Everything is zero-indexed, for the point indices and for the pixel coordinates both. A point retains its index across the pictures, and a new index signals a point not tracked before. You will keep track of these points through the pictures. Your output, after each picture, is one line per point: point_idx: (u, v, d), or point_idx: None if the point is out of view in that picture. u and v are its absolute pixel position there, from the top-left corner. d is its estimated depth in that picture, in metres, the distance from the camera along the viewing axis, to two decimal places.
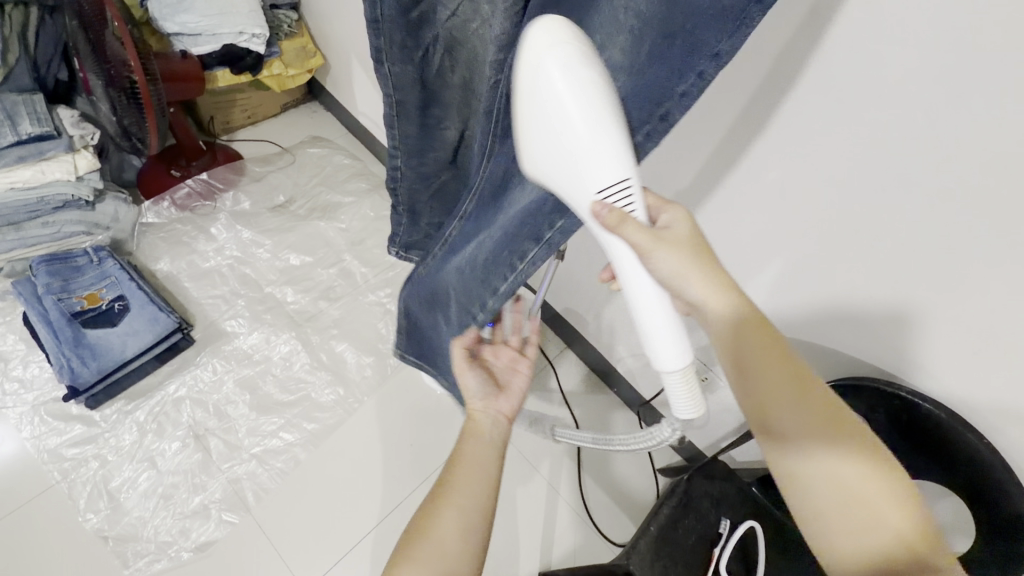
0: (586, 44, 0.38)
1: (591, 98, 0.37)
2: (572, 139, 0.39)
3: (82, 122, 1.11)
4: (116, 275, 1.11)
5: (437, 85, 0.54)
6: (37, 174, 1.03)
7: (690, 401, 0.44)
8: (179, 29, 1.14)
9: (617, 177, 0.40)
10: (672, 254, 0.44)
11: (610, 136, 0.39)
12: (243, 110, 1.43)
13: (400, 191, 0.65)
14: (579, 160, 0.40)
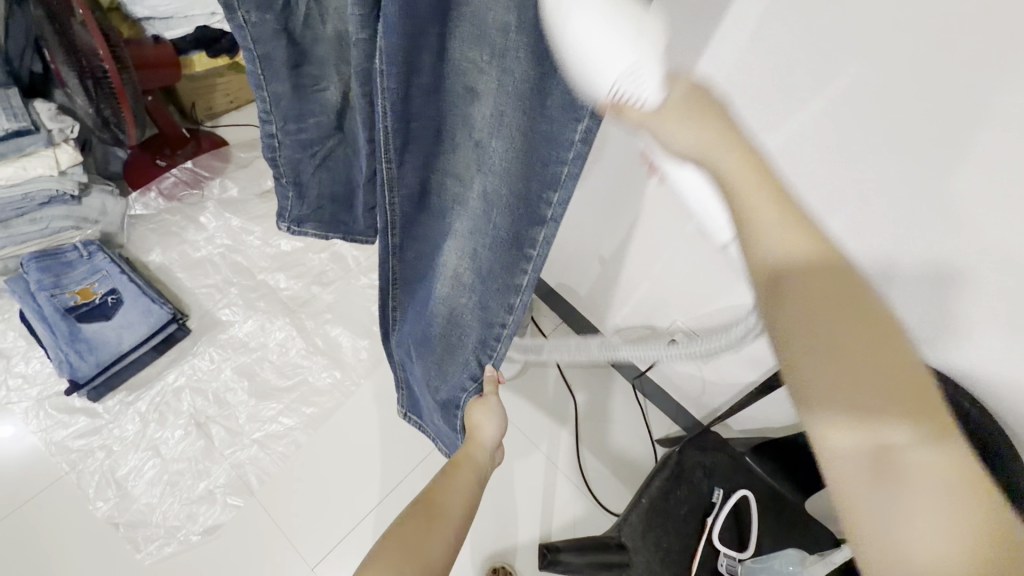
0: None
1: (598, 20, 0.31)
2: (580, 40, 0.32)
3: (60, 115, 1.09)
4: (107, 269, 1.11)
5: (308, 41, 0.50)
6: (20, 170, 1.02)
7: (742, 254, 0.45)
8: (150, 13, 1.11)
9: (626, 66, 0.32)
10: (676, 125, 0.35)
11: (618, 29, 0.32)
12: (223, 93, 1.39)
13: (281, 161, 0.59)
14: (597, 63, 0.32)
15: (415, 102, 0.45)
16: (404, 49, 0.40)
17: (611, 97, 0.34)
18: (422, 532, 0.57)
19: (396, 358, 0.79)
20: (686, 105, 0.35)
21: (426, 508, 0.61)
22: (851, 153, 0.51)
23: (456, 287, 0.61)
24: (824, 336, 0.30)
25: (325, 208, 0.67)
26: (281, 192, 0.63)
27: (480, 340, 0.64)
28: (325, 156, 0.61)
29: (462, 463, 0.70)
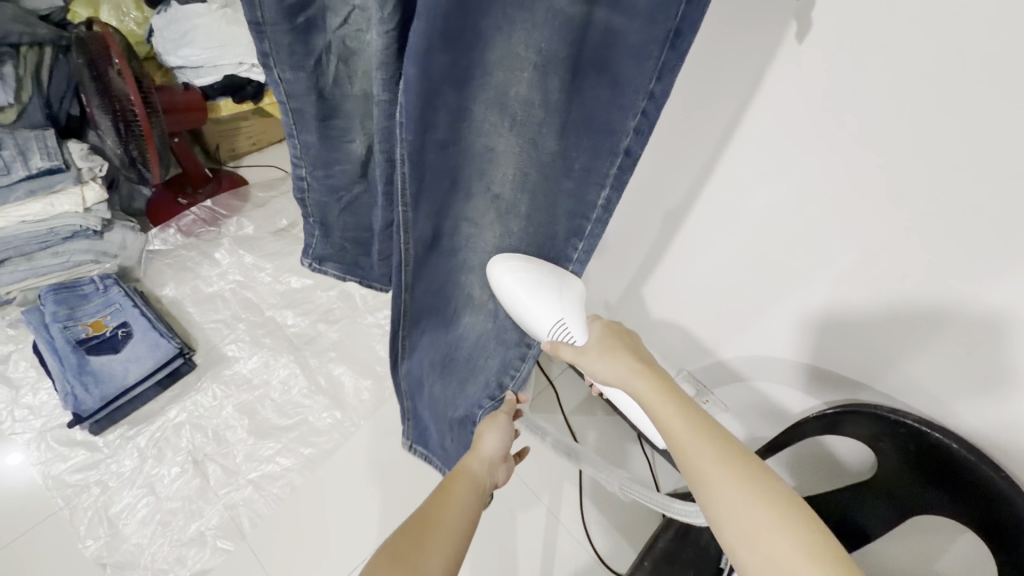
0: (527, 265, 0.55)
1: (535, 290, 0.55)
2: (509, 306, 0.58)
3: (90, 155, 1.15)
4: (121, 302, 1.13)
5: (336, 96, 0.51)
6: (46, 208, 1.07)
7: None
8: (181, 62, 1.18)
9: (551, 319, 0.56)
10: (601, 359, 0.53)
11: (549, 309, 0.56)
12: (247, 137, 1.46)
13: (309, 205, 0.60)
14: (526, 319, 0.58)
15: (427, 154, 0.48)
16: (421, 114, 0.44)
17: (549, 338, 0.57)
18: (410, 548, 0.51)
19: (406, 389, 0.81)
20: (614, 348, 0.53)
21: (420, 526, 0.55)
22: (854, 201, 0.50)
23: (476, 314, 0.68)
24: (736, 503, 0.43)
25: (339, 251, 0.66)
26: (307, 227, 0.63)
27: (501, 365, 0.69)
28: (341, 193, 0.59)
29: (458, 479, 0.63)
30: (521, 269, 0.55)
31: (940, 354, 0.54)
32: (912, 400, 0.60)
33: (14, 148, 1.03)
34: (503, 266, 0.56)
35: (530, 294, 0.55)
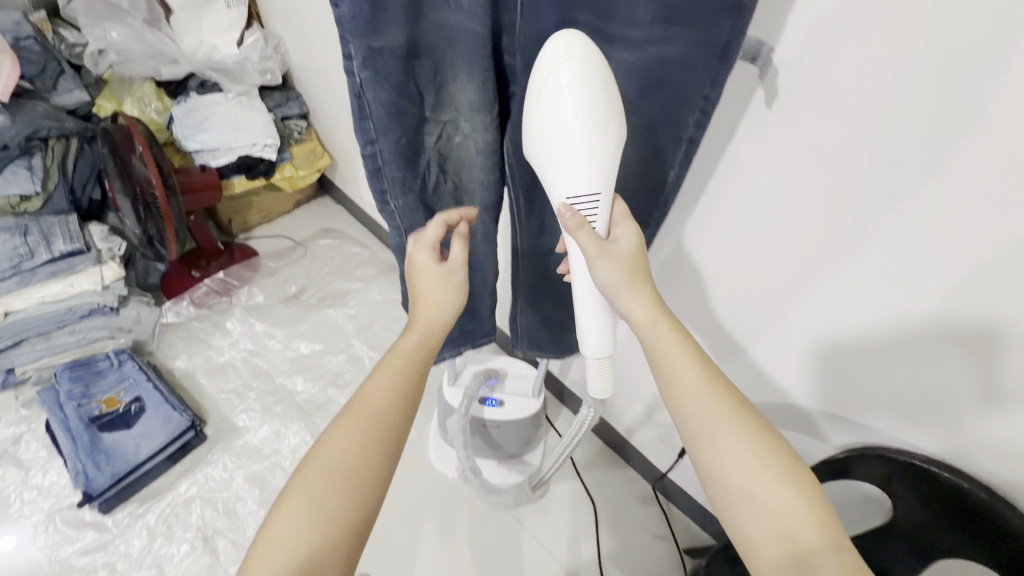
0: (590, 73, 0.42)
1: (583, 125, 0.43)
2: (546, 128, 0.44)
3: (110, 236, 1.21)
4: (134, 377, 1.15)
5: (434, 199, 0.65)
6: (66, 288, 1.12)
7: (601, 384, 0.58)
8: (199, 146, 1.25)
9: (586, 188, 0.46)
10: (611, 268, 0.51)
11: (597, 161, 0.45)
12: (259, 211, 1.53)
13: (421, 308, 0.76)
14: (553, 156, 0.46)
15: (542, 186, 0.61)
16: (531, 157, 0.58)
17: (573, 205, 0.47)
18: (364, 474, 0.50)
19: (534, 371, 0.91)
20: (634, 268, 0.52)
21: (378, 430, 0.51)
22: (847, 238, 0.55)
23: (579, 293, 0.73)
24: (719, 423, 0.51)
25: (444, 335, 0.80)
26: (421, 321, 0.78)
27: None
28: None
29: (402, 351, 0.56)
30: (590, 88, 0.42)
31: (944, 387, 0.56)
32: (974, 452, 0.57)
33: (39, 235, 1.09)
34: (564, 69, 0.42)
35: (584, 131, 0.43)
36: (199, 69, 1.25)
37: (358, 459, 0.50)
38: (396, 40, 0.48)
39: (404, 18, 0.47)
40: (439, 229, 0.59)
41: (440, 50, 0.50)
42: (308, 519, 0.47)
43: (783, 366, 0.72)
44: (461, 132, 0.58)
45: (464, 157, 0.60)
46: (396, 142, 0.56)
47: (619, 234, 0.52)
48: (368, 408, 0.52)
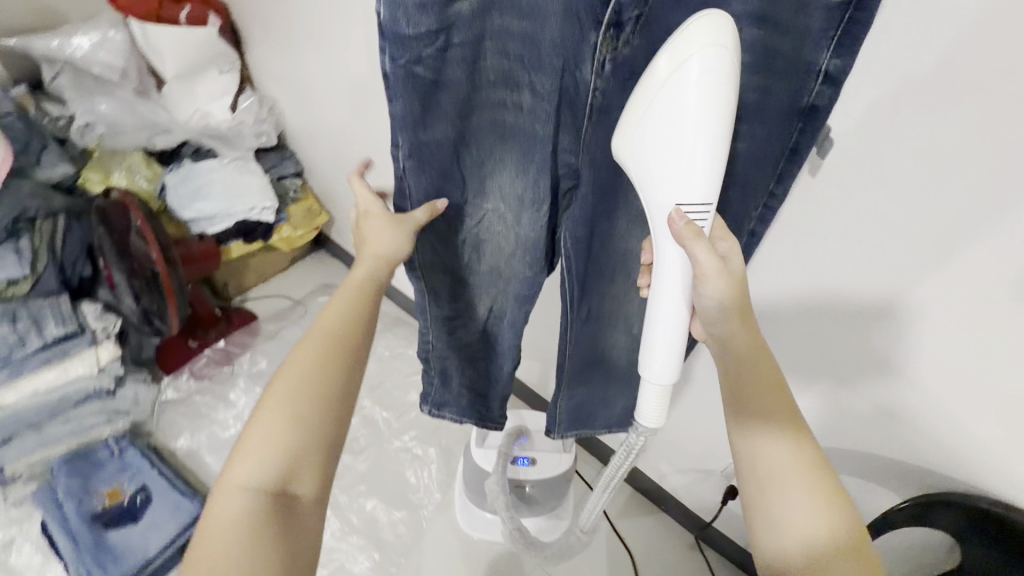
0: (732, 67, 0.41)
1: (712, 123, 0.43)
2: (666, 122, 0.43)
3: (105, 313, 1.14)
4: (138, 464, 1.08)
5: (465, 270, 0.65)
6: (60, 374, 1.05)
7: (656, 409, 0.57)
8: (196, 215, 1.22)
9: (701, 197, 0.46)
10: (725, 286, 0.49)
11: (716, 163, 0.45)
12: (254, 272, 1.48)
13: (432, 360, 0.73)
14: (670, 152, 0.45)
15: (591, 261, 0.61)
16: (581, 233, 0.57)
17: (688, 215, 0.47)
18: (324, 393, 0.52)
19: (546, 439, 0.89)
20: (737, 290, 0.50)
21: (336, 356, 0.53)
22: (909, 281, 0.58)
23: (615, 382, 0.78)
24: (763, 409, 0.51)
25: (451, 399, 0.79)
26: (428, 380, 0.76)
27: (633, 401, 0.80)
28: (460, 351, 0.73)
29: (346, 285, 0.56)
30: (725, 87, 0.41)
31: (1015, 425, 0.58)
32: (932, 448, 0.67)
33: (29, 320, 1.03)
34: (703, 59, 0.40)
35: (711, 133, 0.43)
36: (194, 136, 1.24)
37: (313, 381, 0.51)
38: (443, 134, 0.51)
39: (451, 118, 0.51)
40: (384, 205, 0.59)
41: (483, 141, 0.53)
42: (265, 447, 0.49)
43: (835, 409, 0.74)
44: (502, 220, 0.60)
45: (498, 239, 0.61)
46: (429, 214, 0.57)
47: (725, 249, 0.50)
48: (323, 334, 0.54)
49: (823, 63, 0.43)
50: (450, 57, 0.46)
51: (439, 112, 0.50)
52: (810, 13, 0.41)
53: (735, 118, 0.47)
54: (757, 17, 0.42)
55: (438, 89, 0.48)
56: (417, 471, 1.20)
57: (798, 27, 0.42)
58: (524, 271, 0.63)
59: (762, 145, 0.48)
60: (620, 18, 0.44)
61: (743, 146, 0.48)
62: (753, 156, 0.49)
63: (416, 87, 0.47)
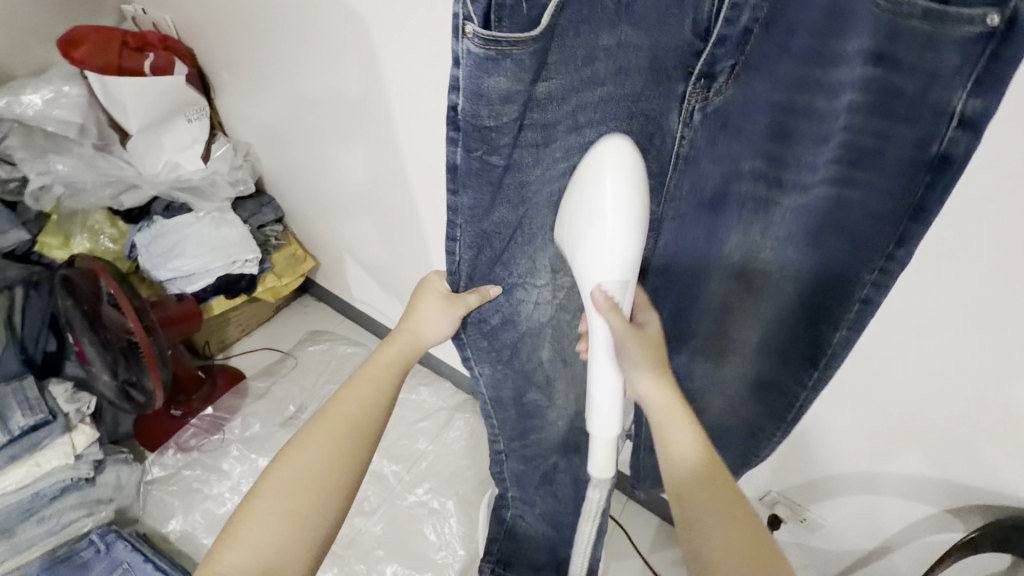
0: (639, 177, 0.46)
1: (626, 216, 0.46)
2: (584, 214, 0.48)
3: (76, 393, 1.04)
4: (128, 560, 0.98)
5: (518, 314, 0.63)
6: (32, 469, 0.94)
7: (605, 463, 0.59)
8: (173, 274, 1.13)
9: (618, 276, 0.49)
10: (642, 349, 0.53)
11: (629, 250, 0.48)
12: (237, 326, 1.37)
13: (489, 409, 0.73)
14: (585, 239, 0.49)
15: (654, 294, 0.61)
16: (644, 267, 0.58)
17: (606, 292, 0.50)
18: (331, 480, 0.53)
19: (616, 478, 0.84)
20: (653, 352, 0.54)
21: (351, 440, 0.55)
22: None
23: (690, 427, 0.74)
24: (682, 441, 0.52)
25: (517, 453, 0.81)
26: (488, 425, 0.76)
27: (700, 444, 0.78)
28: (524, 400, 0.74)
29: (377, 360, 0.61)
30: (631, 184, 0.46)
31: None
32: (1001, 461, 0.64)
33: None
34: (610, 168, 0.46)
35: (622, 226, 0.47)
36: (164, 190, 1.14)
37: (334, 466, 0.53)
38: (503, 217, 0.53)
39: (515, 200, 0.52)
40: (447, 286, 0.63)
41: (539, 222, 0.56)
42: (271, 516, 0.50)
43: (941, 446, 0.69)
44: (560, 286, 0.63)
45: (554, 305, 0.65)
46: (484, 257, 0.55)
47: (642, 319, 0.57)
48: (343, 417, 0.56)
49: (957, 105, 0.38)
50: (522, 147, 0.48)
51: (505, 193, 0.51)
52: (940, 52, 0.37)
53: (845, 165, 0.45)
54: (874, 56, 0.39)
55: (508, 174, 0.49)
56: (436, 527, 1.13)
57: (927, 70, 0.38)
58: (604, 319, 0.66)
59: (880, 197, 0.44)
60: (714, 68, 0.45)
61: (854, 193, 0.46)
62: (873, 210, 0.45)
63: (487, 176, 0.48)
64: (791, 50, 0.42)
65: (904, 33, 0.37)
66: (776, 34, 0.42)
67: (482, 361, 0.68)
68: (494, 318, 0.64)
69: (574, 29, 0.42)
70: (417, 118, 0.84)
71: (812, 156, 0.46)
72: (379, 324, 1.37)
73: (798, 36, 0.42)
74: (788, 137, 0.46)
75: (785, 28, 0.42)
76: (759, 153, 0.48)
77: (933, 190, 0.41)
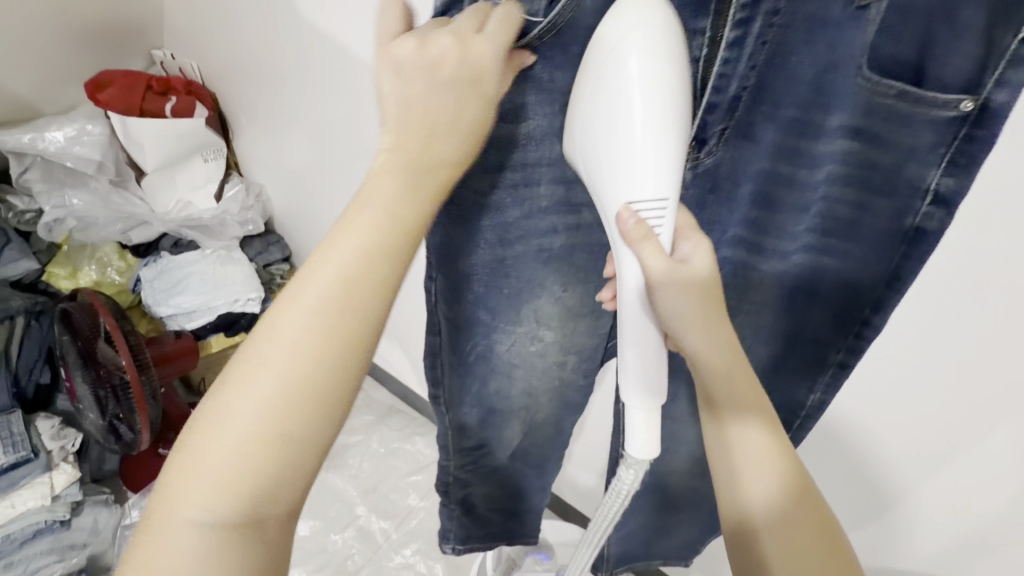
0: (674, 23, 0.34)
1: (659, 100, 0.34)
2: (611, 119, 0.35)
3: (63, 429, 1.04)
4: None
5: (491, 370, 0.59)
6: (6, 509, 0.92)
7: (646, 438, 0.39)
8: (173, 310, 1.13)
9: (657, 193, 0.35)
10: (682, 295, 0.38)
11: (662, 144, 0.34)
12: (235, 363, 1.31)
13: (452, 492, 0.70)
14: (615, 152, 0.35)
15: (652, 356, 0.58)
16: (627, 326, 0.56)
17: (637, 211, 0.36)
18: (303, 430, 0.37)
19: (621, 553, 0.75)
20: (695, 295, 0.39)
21: (314, 380, 0.37)
22: None
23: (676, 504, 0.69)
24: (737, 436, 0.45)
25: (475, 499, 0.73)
26: (442, 452, 0.66)
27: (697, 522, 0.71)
28: (484, 434, 0.65)
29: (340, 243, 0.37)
30: (673, 65, 0.33)
31: None
32: None
33: None
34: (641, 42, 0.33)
35: (656, 115, 0.34)
36: (174, 228, 1.15)
37: (297, 409, 0.37)
38: (484, 257, 0.50)
39: (496, 241, 0.49)
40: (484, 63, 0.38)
41: (522, 271, 0.51)
42: (220, 486, 0.36)
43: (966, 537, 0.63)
44: (542, 342, 0.57)
45: (534, 356, 0.58)
46: (449, 301, 0.53)
47: (687, 252, 0.40)
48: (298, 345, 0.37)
49: (931, 182, 0.38)
50: (502, 185, 0.46)
51: (482, 229, 0.48)
52: (916, 130, 0.36)
53: (822, 233, 0.44)
54: (851, 131, 0.38)
55: (483, 209, 0.47)
56: None
57: (902, 146, 0.37)
58: (580, 380, 0.61)
59: (857, 264, 0.44)
60: (704, 134, 0.40)
61: (830, 263, 0.45)
62: (847, 278, 0.45)
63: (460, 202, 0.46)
64: (779, 121, 0.40)
65: (879, 110, 0.36)
66: (764, 104, 0.39)
67: (450, 393, 0.60)
68: (469, 350, 0.57)
69: (563, 77, 0.41)
70: None
71: (791, 225, 0.45)
72: (377, 367, 1.34)
73: (785, 108, 0.39)
74: (771, 206, 0.44)
75: (772, 101, 0.39)
76: (742, 219, 0.46)
77: (910, 260, 0.42)
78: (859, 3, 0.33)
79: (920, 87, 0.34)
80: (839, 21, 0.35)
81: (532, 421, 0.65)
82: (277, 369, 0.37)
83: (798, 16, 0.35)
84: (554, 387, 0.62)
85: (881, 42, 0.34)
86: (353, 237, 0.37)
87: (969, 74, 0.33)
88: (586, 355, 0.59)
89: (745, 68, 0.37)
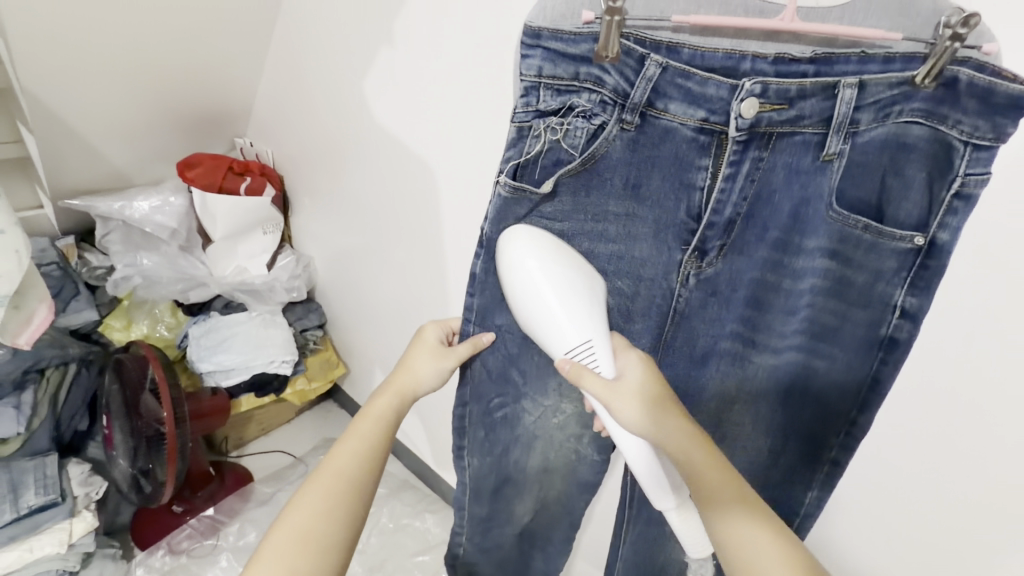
0: (538, 237, 0.48)
1: (559, 277, 0.48)
2: (532, 293, 0.48)
3: (91, 476, 1.06)
4: None
5: (512, 440, 0.64)
6: (23, 553, 0.95)
7: (691, 536, 0.51)
8: (213, 367, 1.19)
9: (580, 339, 0.48)
10: (629, 404, 0.48)
11: (575, 305, 0.48)
12: (258, 424, 1.37)
13: (460, 563, 0.74)
14: (541, 311, 0.48)
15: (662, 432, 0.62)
16: None
17: (573, 357, 0.48)
18: (329, 540, 0.50)
19: None
20: (642, 399, 0.48)
21: (341, 503, 0.51)
22: None
23: None
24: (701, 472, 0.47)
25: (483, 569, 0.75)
26: (457, 518, 0.69)
27: None
28: (498, 503, 0.69)
29: (362, 418, 0.57)
30: (547, 252, 0.48)
31: None
32: None
33: (6, 486, 0.95)
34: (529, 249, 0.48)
35: (560, 290, 0.48)
36: (228, 290, 1.26)
37: (329, 521, 0.50)
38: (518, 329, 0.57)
39: None
40: (441, 336, 0.62)
41: None
42: None
43: None
44: (562, 414, 0.62)
45: (555, 428, 0.63)
46: (484, 377, 0.60)
47: (621, 368, 0.50)
48: (336, 476, 0.53)
49: (898, 300, 0.46)
50: None
51: (518, 306, 0.55)
52: (882, 257, 0.45)
53: (810, 336, 0.50)
54: (827, 252, 0.46)
55: None
56: None
57: (871, 269, 0.45)
58: (592, 455, 0.65)
59: (842, 366, 0.50)
60: (705, 246, 0.48)
61: (819, 363, 0.51)
62: (835, 378, 0.51)
63: (505, 281, 0.54)
64: (766, 241, 0.48)
65: (851, 238, 0.45)
66: (751, 229, 0.48)
67: (476, 453, 0.64)
68: (496, 413, 0.62)
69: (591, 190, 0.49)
70: (460, 245, 0.93)
71: (782, 325, 0.51)
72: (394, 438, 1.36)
73: (772, 230, 0.47)
74: (762, 308, 0.51)
75: (760, 225, 0.48)
76: (739, 316, 0.52)
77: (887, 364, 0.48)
78: (824, 158, 0.43)
79: (881, 222, 0.44)
80: (810, 169, 0.44)
81: (545, 500, 0.71)
82: (313, 501, 0.51)
83: (778, 164, 0.45)
84: (568, 460, 0.66)
85: (846, 186, 0.44)
86: (377, 409, 0.57)
87: (916, 217, 0.43)
88: (600, 433, 0.63)
89: (735, 198, 0.46)
